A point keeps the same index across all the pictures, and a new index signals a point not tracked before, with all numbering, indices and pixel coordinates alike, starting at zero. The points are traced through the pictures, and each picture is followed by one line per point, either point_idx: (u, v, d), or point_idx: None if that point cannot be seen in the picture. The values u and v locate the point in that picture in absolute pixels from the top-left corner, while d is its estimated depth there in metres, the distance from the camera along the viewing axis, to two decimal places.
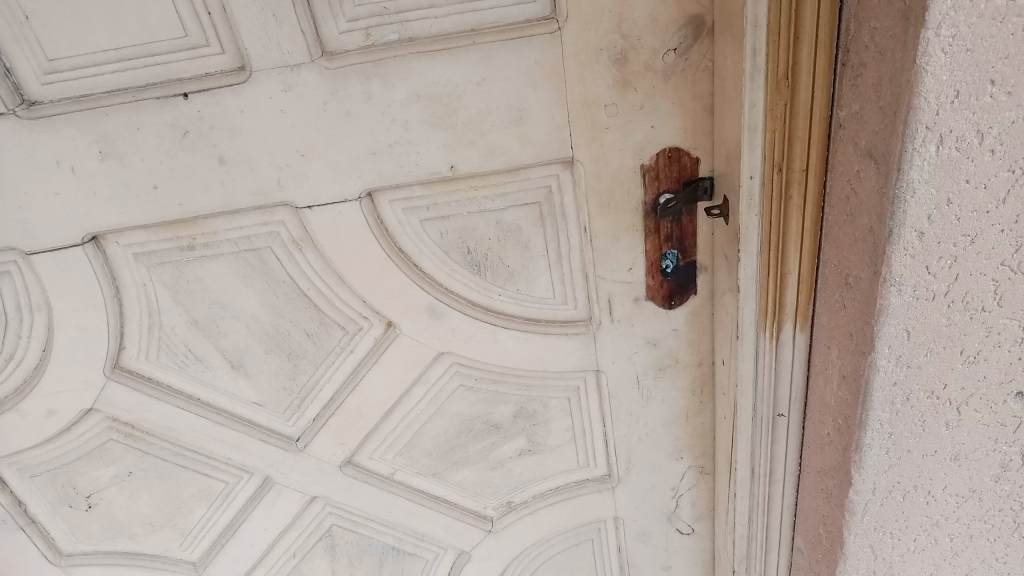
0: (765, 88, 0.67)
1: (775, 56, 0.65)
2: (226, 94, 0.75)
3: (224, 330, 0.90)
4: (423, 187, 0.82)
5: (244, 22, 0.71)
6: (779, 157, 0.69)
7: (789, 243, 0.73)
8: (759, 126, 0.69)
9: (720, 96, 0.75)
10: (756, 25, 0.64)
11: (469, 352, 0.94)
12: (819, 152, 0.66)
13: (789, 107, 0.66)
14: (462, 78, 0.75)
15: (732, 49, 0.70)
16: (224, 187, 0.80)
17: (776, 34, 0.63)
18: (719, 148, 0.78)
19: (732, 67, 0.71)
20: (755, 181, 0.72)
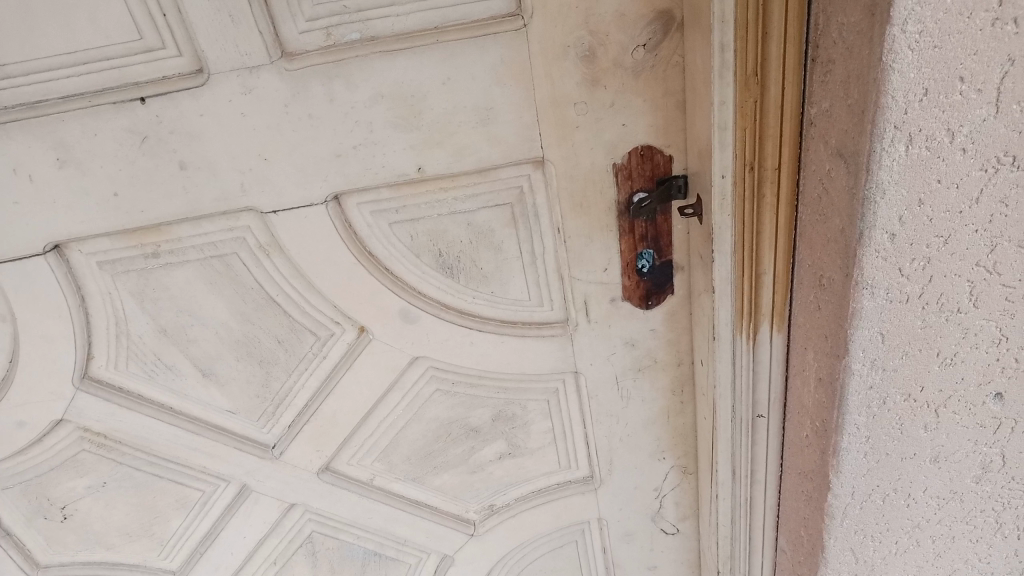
0: (734, 87, 0.65)
1: (743, 53, 0.63)
2: (184, 97, 0.73)
3: (193, 338, 0.89)
4: (391, 190, 0.80)
5: (198, 24, 0.69)
6: (750, 156, 0.67)
7: (764, 242, 0.72)
8: (729, 125, 0.67)
9: (691, 93, 0.73)
10: (723, 21, 0.62)
11: (445, 356, 0.92)
12: (791, 149, 0.65)
13: (760, 104, 0.64)
14: (426, 78, 0.73)
15: (699, 45, 0.68)
16: (186, 193, 0.78)
17: (744, 30, 0.62)
18: (692, 146, 0.76)
19: (701, 64, 0.69)
20: (726, 181, 0.70)
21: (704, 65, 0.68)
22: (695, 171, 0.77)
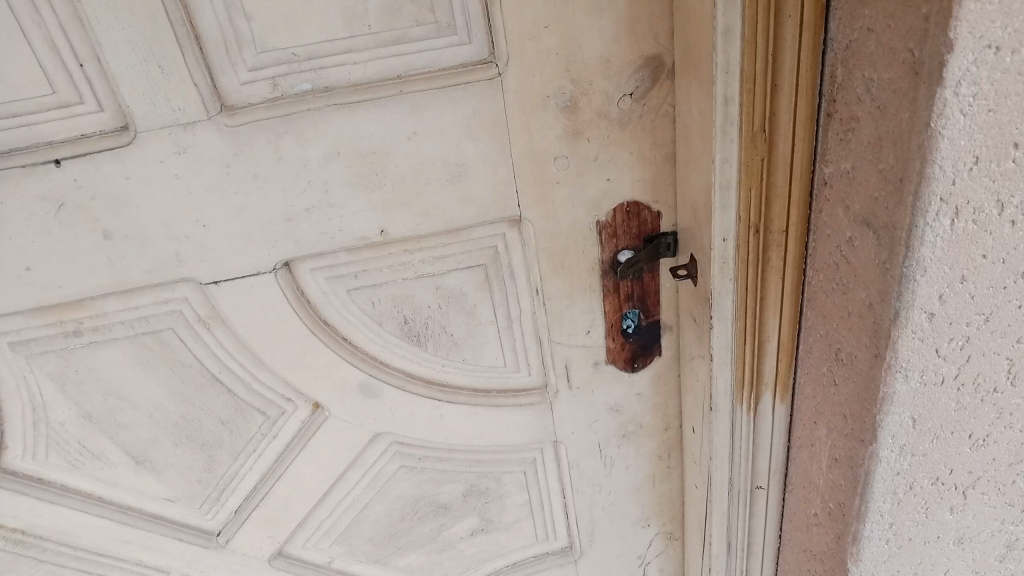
0: (739, 141, 0.57)
1: (749, 108, 0.56)
2: (108, 158, 0.63)
3: (124, 423, 0.78)
4: (349, 254, 0.71)
5: (122, 75, 0.59)
6: (755, 218, 0.61)
7: (768, 308, 0.66)
8: (732, 183, 0.60)
9: (683, 147, 0.66)
10: (727, 72, 0.55)
11: (411, 430, 0.83)
12: (800, 211, 0.60)
13: (768, 162, 0.58)
14: (389, 132, 0.64)
15: (694, 96, 0.60)
16: (113, 265, 0.68)
17: (752, 81, 0.55)
18: (682, 201, 0.69)
19: (697, 116, 0.61)
20: (728, 244, 0.63)
21: (701, 119, 0.60)
22: (686, 228, 0.70)
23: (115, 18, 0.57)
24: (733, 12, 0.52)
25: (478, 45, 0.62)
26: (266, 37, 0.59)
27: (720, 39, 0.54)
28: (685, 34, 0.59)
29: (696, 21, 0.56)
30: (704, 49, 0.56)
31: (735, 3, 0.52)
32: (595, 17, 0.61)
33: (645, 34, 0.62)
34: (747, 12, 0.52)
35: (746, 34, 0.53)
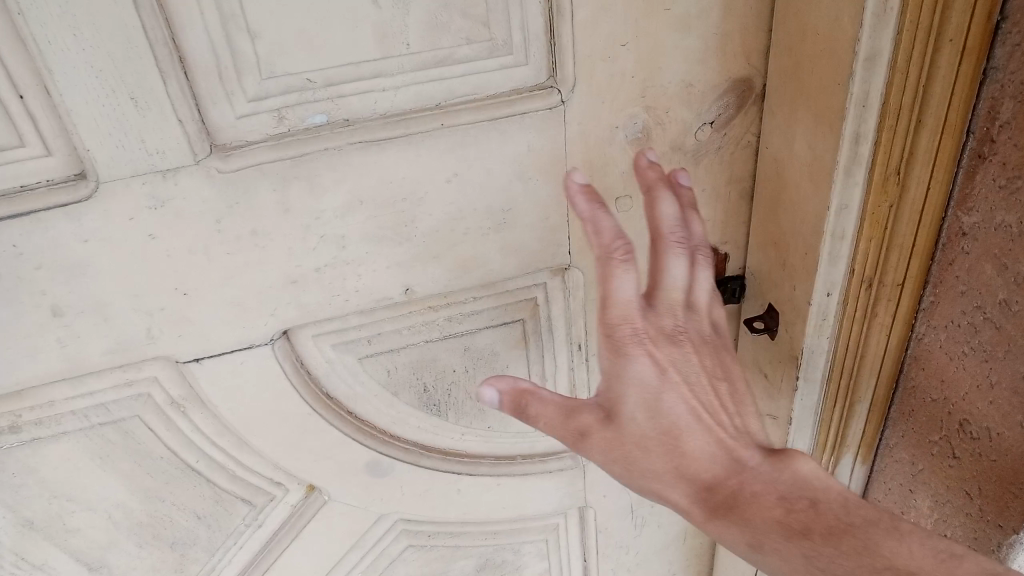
0: (866, 184, 0.48)
1: (885, 147, 0.46)
2: (58, 217, 0.47)
3: (75, 527, 0.63)
4: (361, 316, 0.58)
5: (81, 112, 0.44)
6: (870, 270, 0.52)
7: (865, 367, 0.57)
8: (848, 233, 0.50)
9: (771, 185, 0.55)
10: (865, 105, 0.45)
11: (423, 509, 0.71)
12: (921, 261, 0.51)
13: (897, 209, 0.49)
14: (426, 175, 0.52)
15: (799, 130, 0.50)
16: (63, 348, 0.52)
17: (895, 117, 0.45)
18: (761, 241, 0.59)
19: (806, 152, 0.50)
20: (831, 299, 0.54)
21: (812, 157, 0.50)
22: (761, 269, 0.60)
23: (73, 38, 0.42)
24: (885, 35, 0.42)
25: (537, 67, 0.50)
26: (275, 60, 0.46)
27: (861, 65, 0.43)
28: (791, 56, 0.49)
29: (818, 42, 0.46)
30: (825, 77, 0.46)
31: (888, 25, 0.42)
32: (681, 34, 0.50)
33: (735, 55, 0.52)
34: (904, 34, 0.42)
35: (897, 59, 0.43)
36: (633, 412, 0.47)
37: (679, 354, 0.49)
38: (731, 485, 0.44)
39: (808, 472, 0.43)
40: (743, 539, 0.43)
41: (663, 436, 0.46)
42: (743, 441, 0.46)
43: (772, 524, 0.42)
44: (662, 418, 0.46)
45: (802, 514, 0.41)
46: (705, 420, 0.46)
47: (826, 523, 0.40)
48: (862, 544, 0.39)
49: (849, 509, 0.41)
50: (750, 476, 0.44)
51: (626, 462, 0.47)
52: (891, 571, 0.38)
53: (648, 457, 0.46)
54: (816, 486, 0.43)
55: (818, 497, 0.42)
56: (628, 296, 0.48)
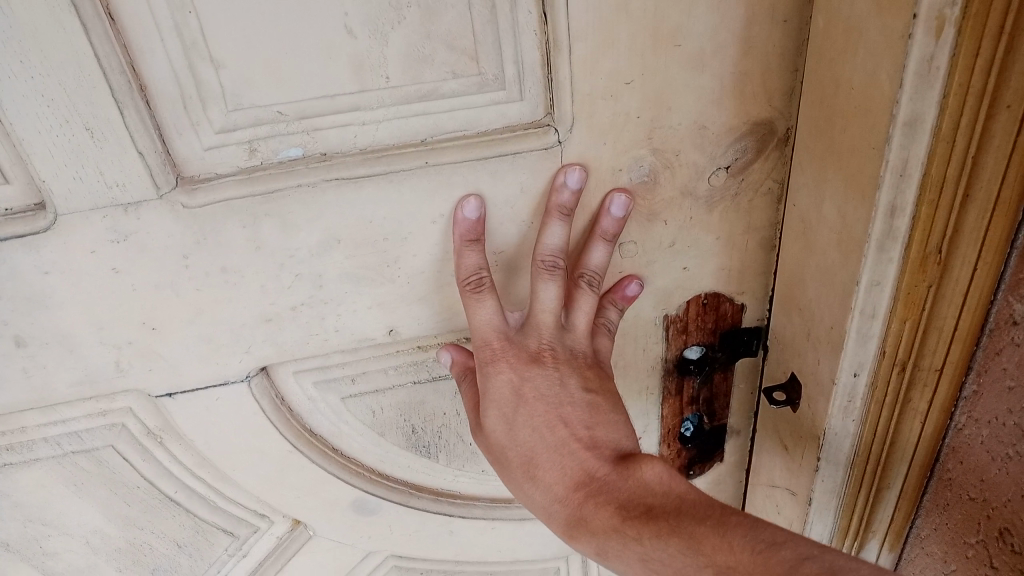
0: (901, 262, 0.42)
1: (924, 222, 0.40)
2: (17, 247, 0.45)
3: (52, 550, 0.61)
4: (344, 354, 0.55)
5: (34, 141, 0.41)
6: (904, 354, 0.47)
7: (897, 452, 0.53)
8: (880, 312, 0.45)
9: (796, 248, 0.50)
10: (903, 173, 0.39)
11: (413, 549, 0.68)
12: (962, 346, 0.47)
13: (936, 291, 0.43)
14: (409, 215, 0.48)
15: (829, 193, 0.44)
16: (30, 378, 0.50)
17: (937, 189, 0.39)
18: (786, 301, 0.53)
19: (835, 217, 0.44)
20: (858, 381, 0.48)
21: (842, 225, 0.44)
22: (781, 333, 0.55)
23: (21, 66, 0.39)
24: (927, 101, 0.36)
25: (532, 103, 0.45)
26: (242, 92, 0.42)
27: (901, 130, 0.37)
28: (824, 110, 0.43)
29: (853, 100, 0.40)
30: (861, 136, 0.40)
31: (931, 91, 0.36)
32: (694, 73, 0.45)
33: (754, 95, 0.46)
34: (950, 101, 0.36)
35: (940, 127, 0.37)
36: (496, 428, 0.50)
37: (544, 377, 0.50)
38: (577, 497, 0.46)
39: (650, 479, 0.44)
40: (593, 549, 0.44)
41: (526, 457, 0.49)
42: (600, 453, 0.47)
43: (610, 531, 0.43)
44: (519, 434, 0.49)
45: (634, 521, 0.42)
46: (561, 433, 0.48)
47: (654, 527, 0.41)
48: (684, 542, 0.39)
49: (681, 511, 0.41)
50: (594, 488, 0.45)
51: (502, 469, 0.50)
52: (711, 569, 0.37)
53: (514, 468, 0.49)
54: (654, 492, 0.43)
55: (654, 504, 0.42)
56: (488, 321, 0.49)
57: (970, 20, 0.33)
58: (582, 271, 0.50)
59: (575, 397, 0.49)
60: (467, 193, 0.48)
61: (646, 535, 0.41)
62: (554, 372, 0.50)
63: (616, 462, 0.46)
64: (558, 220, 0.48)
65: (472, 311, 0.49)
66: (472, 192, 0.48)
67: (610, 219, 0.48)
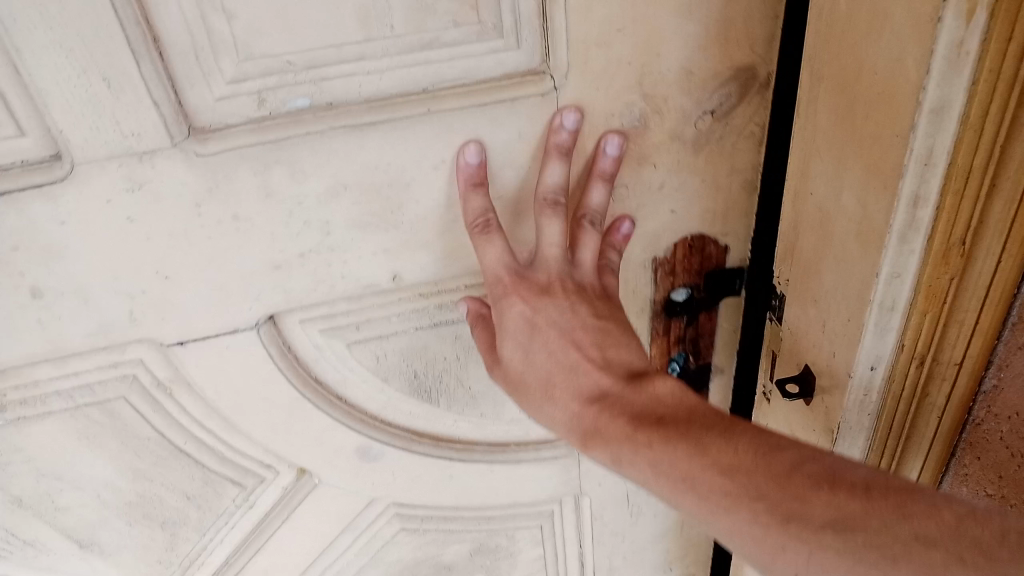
0: (923, 255, 0.46)
1: (948, 211, 0.44)
2: (33, 198, 0.46)
3: (65, 505, 0.63)
4: (349, 303, 0.57)
5: (52, 91, 0.43)
6: (923, 346, 0.52)
7: (917, 443, 0.59)
8: (899, 302, 0.49)
9: (811, 237, 0.52)
10: (928, 163, 0.42)
11: (414, 494, 0.71)
12: (983, 340, 0.52)
13: (958, 286, 0.48)
14: (412, 161, 0.50)
15: (848, 185, 0.47)
16: (46, 329, 0.52)
17: (963, 180, 0.43)
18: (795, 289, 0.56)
19: (851, 208, 0.47)
20: (876, 372, 0.53)
21: (861, 215, 0.47)
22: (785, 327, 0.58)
23: (40, 16, 0.40)
24: (955, 87, 0.39)
25: (529, 51, 0.48)
26: (253, 41, 0.44)
27: (926, 121, 0.40)
28: (841, 96, 0.45)
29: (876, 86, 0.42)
30: (885, 123, 0.42)
31: (960, 75, 0.38)
32: (681, 20, 0.47)
33: (737, 41, 0.49)
34: (978, 86, 0.39)
35: (967, 113, 0.40)
36: (511, 358, 0.53)
37: (555, 308, 0.52)
38: (592, 411, 0.48)
39: (662, 392, 0.47)
40: (608, 456, 0.46)
41: (540, 381, 0.51)
42: (613, 372, 0.50)
43: (622, 437, 0.45)
44: (534, 360, 0.52)
45: (647, 429, 0.44)
46: (573, 355, 0.51)
47: (665, 433, 0.43)
48: (694, 445, 0.42)
49: (692, 421, 0.44)
50: (607, 402, 0.48)
51: (517, 396, 0.53)
52: (719, 470, 0.40)
53: (528, 392, 0.52)
54: (666, 405, 0.46)
55: (666, 413, 0.45)
56: (496, 259, 0.52)
57: (1003, 6, 0.36)
58: (584, 210, 0.53)
59: (586, 323, 0.52)
60: (463, 141, 0.50)
61: (657, 440, 0.43)
62: (565, 303, 0.53)
63: (627, 380, 0.49)
64: (558, 157, 0.51)
65: (481, 250, 0.52)
66: (472, 139, 0.50)
67: (606, 159, 0.51)
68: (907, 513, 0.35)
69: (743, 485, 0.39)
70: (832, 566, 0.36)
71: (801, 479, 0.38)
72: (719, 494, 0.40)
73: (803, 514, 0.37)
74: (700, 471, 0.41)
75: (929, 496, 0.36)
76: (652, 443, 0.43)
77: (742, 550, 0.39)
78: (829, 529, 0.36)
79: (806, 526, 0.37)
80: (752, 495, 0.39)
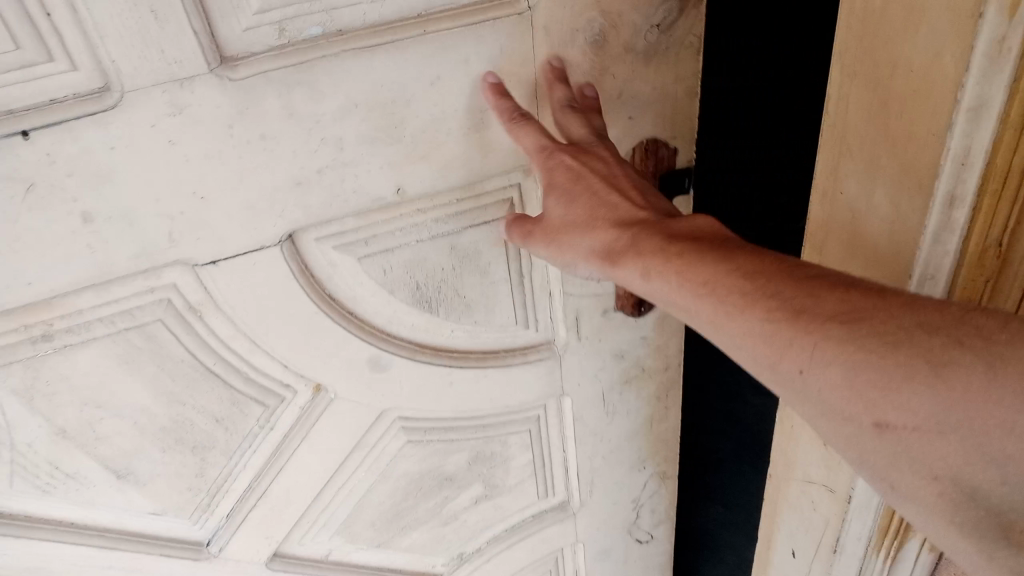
0: (958, 255, 0.61)
1: (975, 208, 0.58)
2: (88, 126, 0.53)
3: (104, 434, 0.69)
4: (357, 219, 0.65)
5: (107, 24, 0.50)
6: None
7: None
8: (936, 291, 0.64)
9: (846, 225, 0.69)
10: (964, 163, 0.56)
11: (418, 404, 0.79)
12: None
13: (994, 278, 0.62)
14: (411, 78, 0.58)
15: (882, 184, 0.63)
16: (94, 253, 0.58)
17: (999, 184, 0.57)
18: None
19: (886, 212, 0.64)
20: None
21: (895, 215, 0.63)
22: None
23: None
24: (991, 86, 0.52)
25: None
26: None
27: (959, 125, 0.54)
28: (879, 95, 0.60)
29: (914, 80, 0.56)
30: (925, 127, 0.57)
31: (996, 77, 0.52)
32: None
33: None
34: (1012, 89, 0.52)
35: (1006, 111, 0.53)
36: (555, 213, 0.62)
37: (595, 170, 0.61)
38: (624, 240, 0.57)
39: (699, 224, 0.56)
40: (639, 271, 0.55)
41: (578, 224, 0.60)
42: (647, 214, 0.58)
43: (656, 254, 0.54)
44: (571, 213, 0.61)
45: (680, 245, 0.53)
46: (608, 204, 0.60)
47: (700, 248, 0.52)
48: (727, 254, 0.51)
49: (727, 244, 0.53)
50: (640, 230, 0.57)
51: (556, 248, 0.61)
52: (750, 272, 0.49)
53: (566, 243, 0.61)
54: (703, 234, 0.55)
55: (702, 236, 0.54)
56: (530, 143, 0.60)
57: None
58: (597, 126, 0.63)
59: (623, 181, 0.61)
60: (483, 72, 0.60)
61: (690, 252, 0.52)
62: (603, 164, 0.61)
63: (661, 221, 0.58)
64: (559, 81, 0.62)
65: (515, 138, 0.61)
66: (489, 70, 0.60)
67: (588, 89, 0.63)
68: (911, 307, 0.44)
69: (765, 286, 0.48)
70: (834, 354, 0.44)
71: (821, 284, 0.47)
72: (738, 294, 0.49)
73: (815, 308, 0.46)
74: (727, 276, 0.50)
75: (933, 301, 0.45)
76: (683, 257, 0.52)
77: (750, 348, 0.48)
78: (837, 319, 0.45)
79: (814, 316, 0.45)
80: (771, 293, 0.48)
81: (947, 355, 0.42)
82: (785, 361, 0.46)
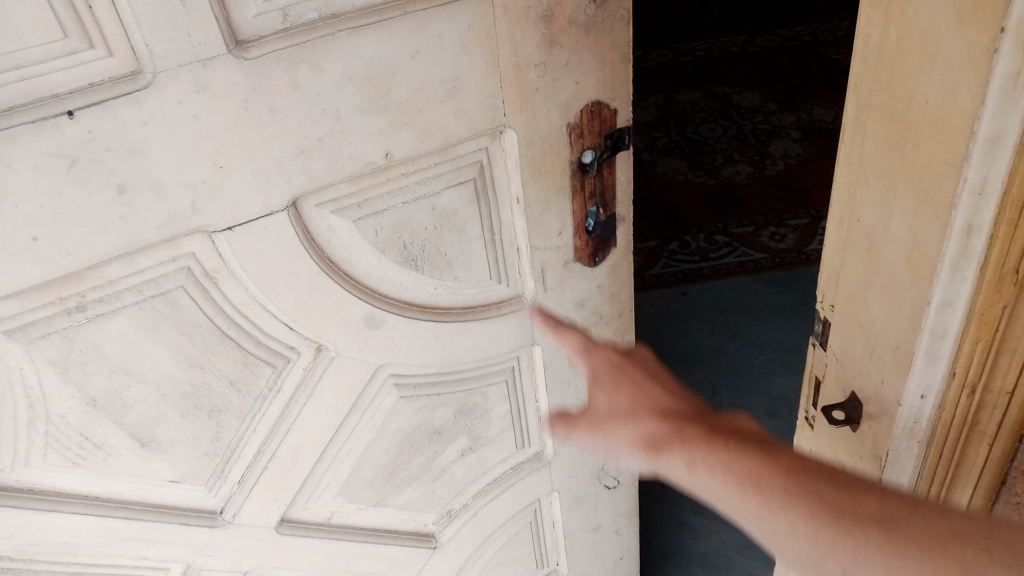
0: (972, 277, 0.75)
1: (1000, 227, 0.72)
2: (124, 105, 0.61)
3: (130, 402, 0.75)
4: (350, 184, 0.74)
5: (142, 12, 0.58)
6: (969, 374, 0.83)
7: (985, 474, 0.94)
8: (947, 317, 0.78)
9: (863, 250, 0.82)
10: (981, 192, 0.69)
11: (408, 359, 0.88)
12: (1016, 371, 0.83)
13: (1004, 312, 0.78)
14: (396, 53, 0.69)
15: (900, 210, 0.76)
16: (126, 223, 0.65)
17: (1010, 209, 0.70)
18: (844, 301, 0.87)
19: (906, 233, 0.76)
20: (922, 398, 0.85)
21: (914, 239, 0.76)
22: (827, 352, 0.93)
23: None
24: (1007, 121, 0.65)
25: None
26: None
27: (978, 158, 0.67)
28: (897, 130, 0.73)
29: (930, 111, 0.68)
30: (939, 159, 0.70)
31: (1010, 116, 0.64)
32: None
33: None
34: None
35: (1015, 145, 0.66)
36: (603, 412, 0.67)
37: (624, 399, 0.66)
38: (669, 429, 0.60)
39: (738, 422, 0.60)
40: (684, 460, 0.57)
41: (614, 420, 0.65)
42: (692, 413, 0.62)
43: (699, 440, 0.57)
44: (608, 416, 0.66)
45: (723, 435, 0.57)
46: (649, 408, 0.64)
47: (740, 442, 0.56)
48: (771, 450, 0.56)
49: (762, 440, 0.57)
50: (683, 424, 0.60)
51: (597, 436, 0.66)
52: (790, 467, 0.54)
53: (606, 433, 0.65)
54: (742, 430, 0.59)
55: (738, 429, 0.59)
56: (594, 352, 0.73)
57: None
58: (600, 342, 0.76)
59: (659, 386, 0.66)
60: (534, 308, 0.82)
61: (730, 448, 0.56)
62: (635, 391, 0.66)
63: (703, 417, 0.61)
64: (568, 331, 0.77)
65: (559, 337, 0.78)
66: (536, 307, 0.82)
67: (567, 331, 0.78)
68: (942, 515, 0.49)
69: (799, 482, 0.53)
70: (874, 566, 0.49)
71: (856, 486, 0.52)
72: (779, 488, 0.52)
73: (855, 509, 0.51)
74: (768, 472, 0.54)
75: (956, 512, 0.50)
76: (730, 450, 0.56)
77: (790, 548, 0.52)
78: (876, 522, 0.50)
79: (857, 519, 0.50)
80: (819, 498, 0.51)
81: (978, 563, 0.47)
82: (827, 561, 0.50)
